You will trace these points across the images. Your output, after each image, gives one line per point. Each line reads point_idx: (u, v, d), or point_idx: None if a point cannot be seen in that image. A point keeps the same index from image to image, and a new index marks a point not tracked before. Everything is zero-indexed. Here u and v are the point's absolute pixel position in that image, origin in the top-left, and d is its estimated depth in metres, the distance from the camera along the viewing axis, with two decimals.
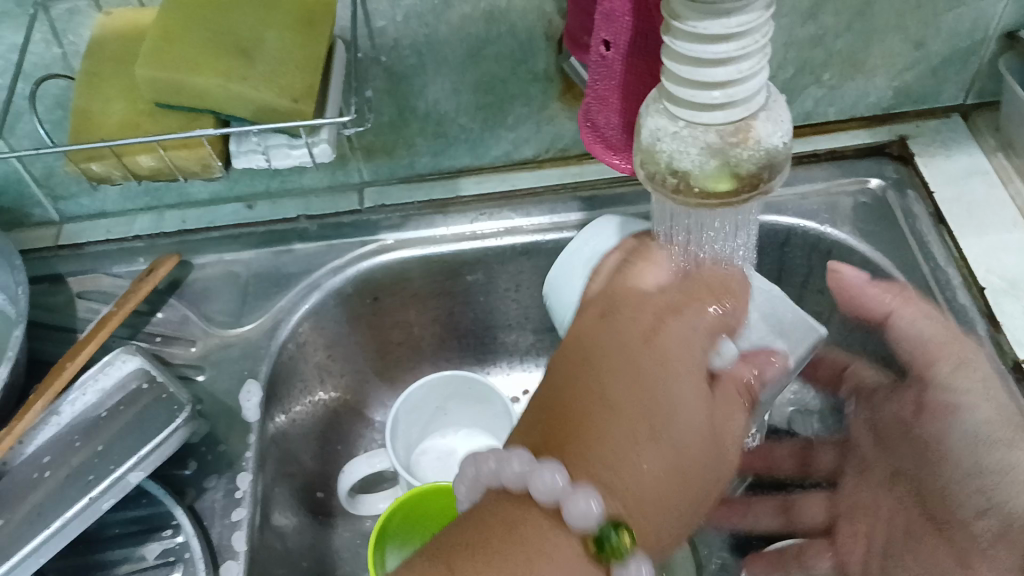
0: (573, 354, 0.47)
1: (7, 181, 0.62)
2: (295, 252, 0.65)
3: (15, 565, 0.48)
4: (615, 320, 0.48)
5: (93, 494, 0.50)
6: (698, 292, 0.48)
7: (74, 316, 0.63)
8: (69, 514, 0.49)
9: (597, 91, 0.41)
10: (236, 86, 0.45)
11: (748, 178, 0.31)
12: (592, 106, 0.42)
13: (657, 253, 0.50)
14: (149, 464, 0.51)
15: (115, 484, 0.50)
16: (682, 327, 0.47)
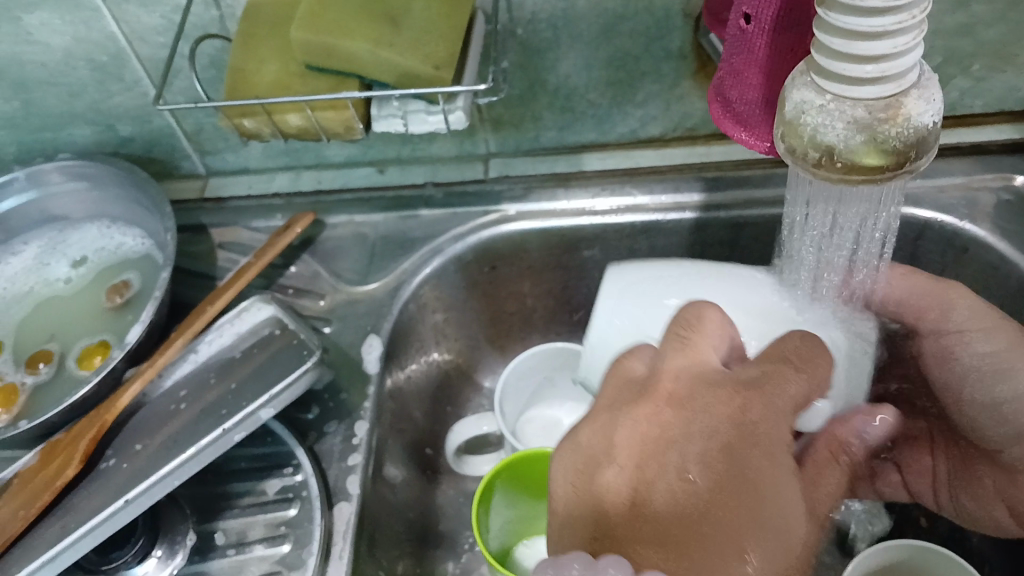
0: (657, 390, 0.42)
1: (162, 134, 0.67)
2: (420, 217, 0.67)
3: (149, 485, 0.49)
4: (687, 401, 0.42)
5: (226, 425, 0.51)
6: (779, 357, 0.44)
7: (215, 265, 0.67)
8: (202, 442, 0.50)
9: (732, 65, 0.41)
10: (383, 52, 0.47)
11: (894, 158, 0.30)
12: (728, 79, 0.41)
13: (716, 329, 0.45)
14: (279, 402, 0.52)
15: (247, 419, 0.51)
16: (776, 401, 0.42)
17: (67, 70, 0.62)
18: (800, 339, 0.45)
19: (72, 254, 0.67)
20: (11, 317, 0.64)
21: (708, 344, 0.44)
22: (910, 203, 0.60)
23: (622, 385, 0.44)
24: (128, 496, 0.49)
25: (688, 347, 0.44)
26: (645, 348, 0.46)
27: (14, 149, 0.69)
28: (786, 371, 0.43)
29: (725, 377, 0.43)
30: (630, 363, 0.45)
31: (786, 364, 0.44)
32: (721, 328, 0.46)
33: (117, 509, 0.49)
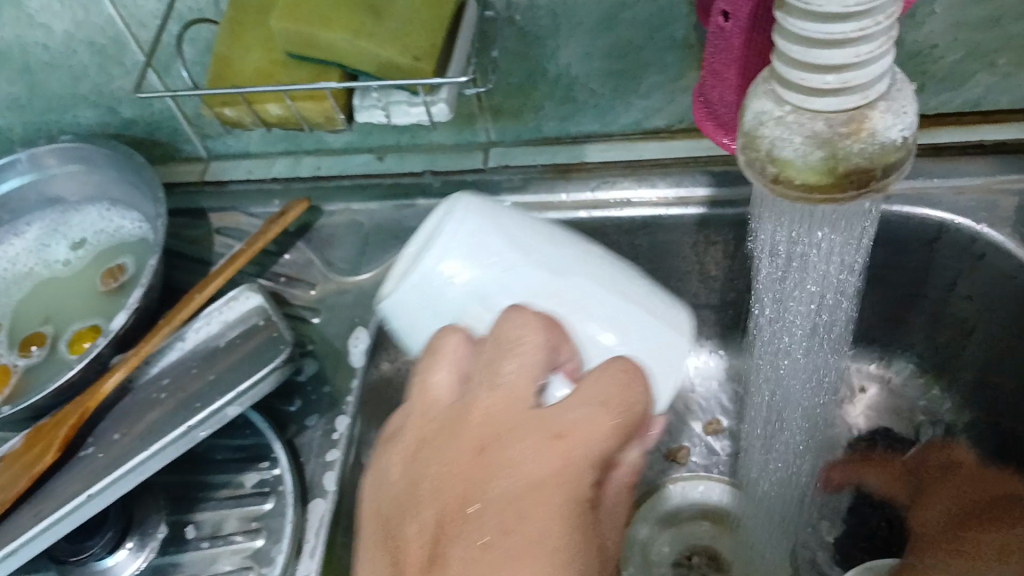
0: (466, 434, 0.41)
1: (162, 117, 0.67)
2: (417, 207, 0.66)
3: (112, 482, 0.50)
4: (497, 451, 0.41)
5: (190, 423, 0.52)
6: (594, 393, 0.41)
7: (211, 250, 0.67)
8: (166, 440, 0.51)
9: (711, 66, 0.39)
10: (363, 42, 0.46)
11: (856, 175, 0.28)
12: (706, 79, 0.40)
13: (533, 355, 0.41)
14: (246, 400, 0.53)
15: (213, 416, 0.52)
16: (581, 447, 0.41)
17: (68, 54, 0.61)
18: (621, 367, 0.41)
19: (73, 236, 0.68)
20: (11, 298, 0.66)
21: (519, 372, 0.41)
22: (926, 204, 0.57)
23: (436, 414, 0.44)
24: (91, 491, 0.49)
25: (499, 383, 0.42)
26: (459, 363, 0.44)
27: (20, 129, 0.69)
28: (601, 414, 0.41)
29: (538, 418, 0.41)
30: (440, 386, 0.44)
31: (600, 403, 0.41)
32: (542, 349, 0.41)
33: (79, 505, 0.49)
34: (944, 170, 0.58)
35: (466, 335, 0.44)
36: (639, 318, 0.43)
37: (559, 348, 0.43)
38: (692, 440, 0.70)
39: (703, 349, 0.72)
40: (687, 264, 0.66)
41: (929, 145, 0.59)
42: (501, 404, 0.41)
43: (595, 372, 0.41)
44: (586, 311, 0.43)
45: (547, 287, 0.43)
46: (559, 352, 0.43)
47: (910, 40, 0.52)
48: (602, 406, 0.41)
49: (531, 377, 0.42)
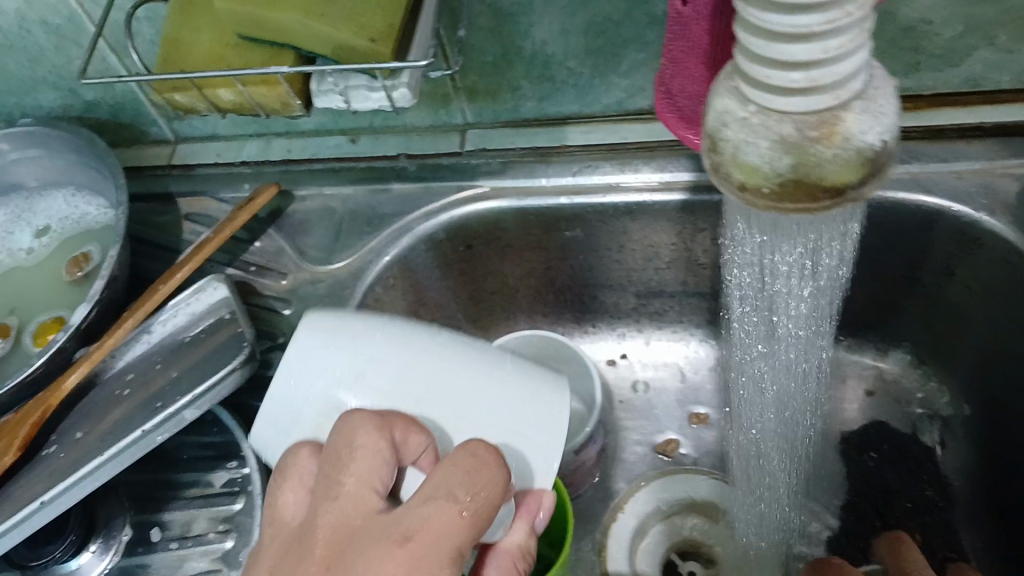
0: (307, 551, 0.33)
1: (125, 99, 0.64)
2: (391, 192, 0.63)
3: (66, 488, 0.48)
4: (338, 567, 0.31)
5: (146, 427, 0.49)
6: (445, 482, 0.33)
7: (180, 237, 0.64)
8: (121, 445, 0.48)
9: (672, 53, 0.37)
10: (313, 23, 0.43)
11: (829, 184, 0.25)
12: (667, 72, 0.37)
13: (369, 455, 0.34)
14: (204, 402, 0.50)
15: (169, 419, 0.50)
16: (437, 547, 0.31)
17: (22, 34, 0.58)
18: (478, 449, 0.34)
19: (37, 223, 0.65)
20: None
21: (360, 471, 0.34)
22: (922, 190, 0.54)
23: (283, 539, 0.35)
24: (43, 499, 0.47)
25: (334, 494, 0.34)
26: (306, 478, 0.36)
27: None
28: (452, 507, 0.32)
29: (381, 521, 0.32)
30: (288, 508, 0.36)
31: (450, 493, 0.32)
32: (385, 448, 0.34)
33: (32, 512, 0.47)
34: (940, 155, 0.55)
35: (316, 447, 0.37)
36: (502, 397, 0.39)
37: (400, 443, 0.35)
38: (679, 433, 0.67)
39: (691, 337, 0.70)
40: (671, 257, 0.63)
41: (925, 126, 0.56)
42: (345, 511, 0.33)
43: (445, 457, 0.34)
44: (446, 399, 0.39)
45: (398, 381, 0.39)
46: (402, 449, 0.36)
47: (903, 16, 0.49)
48: (447, 497, 0.32)
49: (367, 482, 0.34)
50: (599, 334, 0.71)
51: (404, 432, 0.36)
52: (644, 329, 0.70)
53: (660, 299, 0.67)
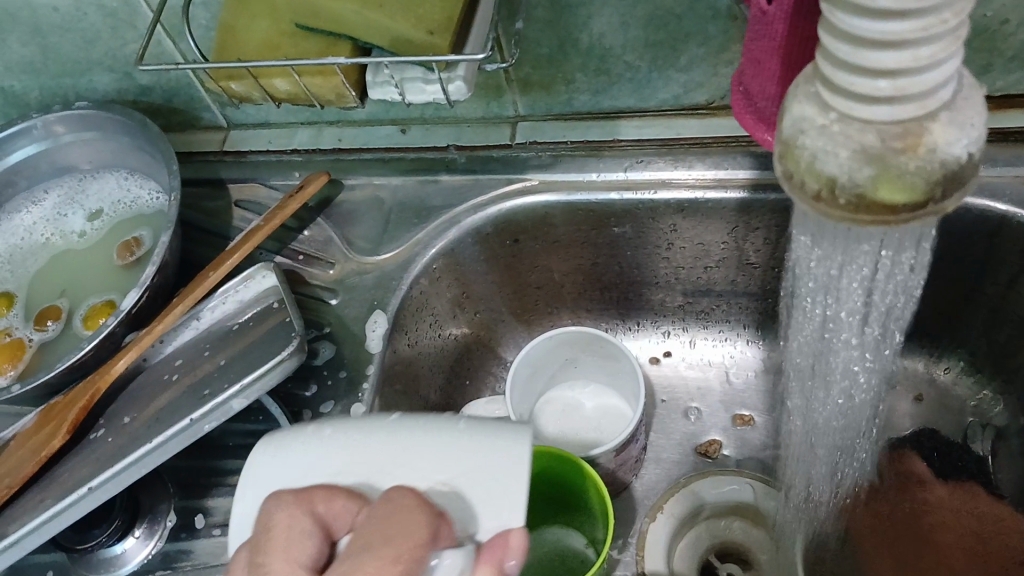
0: None
1: (179, 84, 0.64)
2: (441, 183, 0.63)
3: (114, 474, 0.48)
4: None
5: (194, 416, 0.49)
6: (369, 539, 0.32)
7: (230, 224, 0.65)
8: (169, 432, 0.49)
9: (752, 53, 0.35)
10: (372, 14, 0.43)
11: (911, 196, 0.24)
12: (749, 69, 0.36)
13: (292, 530, 0.33)
14: (251, 393, 0.50)
15: (215, 409, 0.49)
16: None
17: (80, 16, 0.59)
18: (398, 501, 0.34)
19: (89, 206, 0.66)
20: (29, 269, 0.65)
21: (286, 544, 0.33)
22: (988, 195, 0.53)
23: None
24: (92, 483, 0.48)
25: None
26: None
27: (38, 92, 0.68)
28: (374, 561, 0.30)
29: None
30: None
31: (371, 547, 0.31)
32: (309, 524, 0.34)
33: (80, 496, 0.48)
34: (1008, 159, 0.53)
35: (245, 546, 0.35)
36: (455, 461, 0.38)
37: (327, 515, 0.35)
38: (723, 436, 0.66)
39: (738, 338, 0.69)
40: (722, 256, 0.62)
41: (994, 129, 0.54)
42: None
43: (366, 517, 0.33)
44: (402, 467, 0.38)
45: (345, 464, 0.39)
46: (331, 519, 0.34)
47: (978, 14, 0.47)
48: (367, 551, 0.31)
49: (293, 557, 0.33)
50: (645, 331, 0.71)
51: (326, 502, 0.35)
52: (690, 329, 0.69)
53: (708, 298, 0.66)
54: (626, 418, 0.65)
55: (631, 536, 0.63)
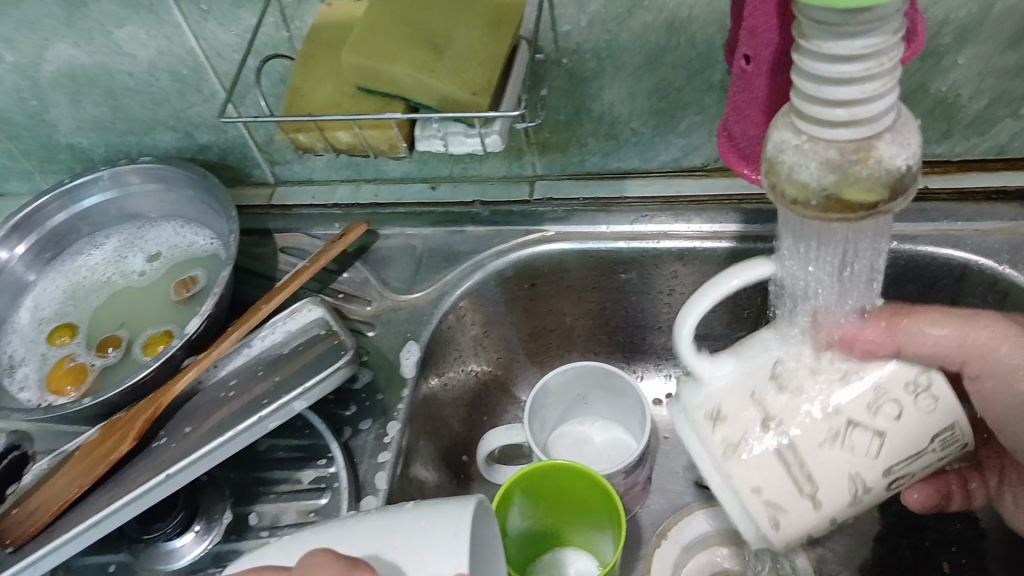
0: None
1: (236, 143, 0.72)
2: (467, 233, 0.71)
3: (192, 462, 0.54)
4: None
5: (262, 413, 0.56)
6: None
7: (277, 267, 0.72)
8: (241, 427, 0.55)
9: (736, 103, 0.43)
10: (425, 77, 0.51)
11: (866, 198, 0.32)
12: (732, 116, 0.44)
13: None
14: (311, 396, 0.56)
15: (280, 409, 0.56)
16: None
17: (152, 81, 0.67)
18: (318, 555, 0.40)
19: (147, 249, 0.73)
20: (89, 303, 0.71)
21: None
22: (952, 245, 0.60)
23: None
24: (169, 471, 0.54)
25: None
26: None
27: (103, 148, 0.76)
28: None
29: None
30: None
31: None
32: None
33: (159, 482, 0.54)
34: (968, 214, 0.61)
35: None
36: (397, 535, 0.44)
37: None
38: None
39: None
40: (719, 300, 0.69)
41: (954, 189, 0.62)
42: None
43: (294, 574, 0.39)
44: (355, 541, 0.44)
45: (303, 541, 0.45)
46: None
47: (934, 88, 0.56)
48: None
49: None
50: (649, 376, 0.77)
51: None
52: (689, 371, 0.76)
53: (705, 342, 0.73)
54: (630, 449, 0.71)
55: (639, 560, 0.68)
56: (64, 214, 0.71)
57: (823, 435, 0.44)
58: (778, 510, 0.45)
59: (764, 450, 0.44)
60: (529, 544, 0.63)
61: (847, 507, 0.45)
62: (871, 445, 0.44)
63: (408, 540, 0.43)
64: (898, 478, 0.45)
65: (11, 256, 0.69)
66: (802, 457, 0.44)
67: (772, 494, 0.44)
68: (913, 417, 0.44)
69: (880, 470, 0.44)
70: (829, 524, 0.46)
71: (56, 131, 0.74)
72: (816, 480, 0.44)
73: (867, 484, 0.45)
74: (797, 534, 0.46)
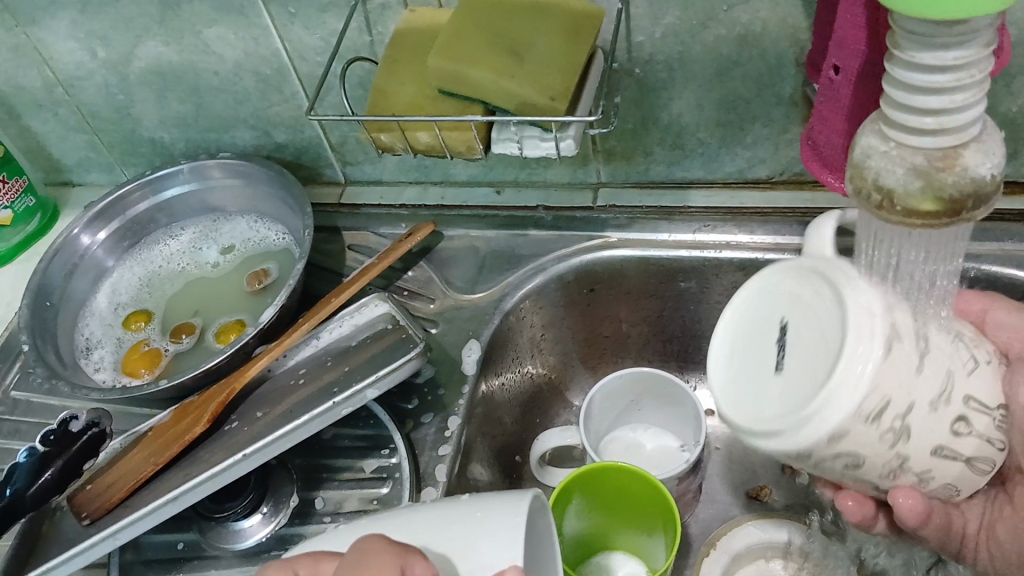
0: None
1: (311, 143, 0.75)
2: (529, 236, 0.72)
3: (266, 444, 0.56)
4: None
5: (336, 399, 0.58)
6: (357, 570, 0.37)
7: (344, 263, 0.74)
8: (314, 412, 0.57)
9: (821, 113, 0.45)
10: (506, 82, 0.53)
11: (950, 205, 0.34)
12: (816, 126, 0.46)
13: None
14: (383, 385, 0.58)
15: (353, 396, 0.58)
16: None
17: (236, 80, 0.70)
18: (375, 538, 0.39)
19: (222, 242, 0.76)
20: (165, 292, 0.74)
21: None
22: (1017, 265, 0.60)
23: None
24: (246, 451, 0.56)
25: None
26: None
27: (183, 144, 0.79)
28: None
29: None
30: None
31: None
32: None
33: (236, 462, 0.56)
34: None
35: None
36: (450, 522, 0.43)
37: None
38: (773, 480, 0.72)
39: None
40: None
41: (1020, 210, 0.62)
42: None
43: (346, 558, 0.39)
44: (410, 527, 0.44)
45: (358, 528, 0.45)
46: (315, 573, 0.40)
47: (1005, 109, 0.56)
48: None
49: None
50: (701, 385, 0.78)
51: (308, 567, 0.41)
52: None
53: None
54: (682, 456, 0.72)
55: (687, 567, 0.69)
56: (146, 204, 0.74)
57: (940, 324, 0.40)
58: (899, 334, 0.37)
59: (895, 293, 0.40)
60: (582, 544, 0.64)
61: (923, 406, 0.38)
62: (968, 361, 0.40)
63: (465, 535, 0.42)
64: (963, 422, 0.39)
65: (93, 242, 0.73)
66: (923, 321, 0.39)
67: (899, 317, 0.38)
68: (997, 371, 0.41)
69: (965, 394, 0.39)
70: (903, 411, 0.37)
71: (139, 125, 0.77)
72: (930, 343, 0.38)
73: (953, 394, 0.38)
74: (888, 389, 0.37)
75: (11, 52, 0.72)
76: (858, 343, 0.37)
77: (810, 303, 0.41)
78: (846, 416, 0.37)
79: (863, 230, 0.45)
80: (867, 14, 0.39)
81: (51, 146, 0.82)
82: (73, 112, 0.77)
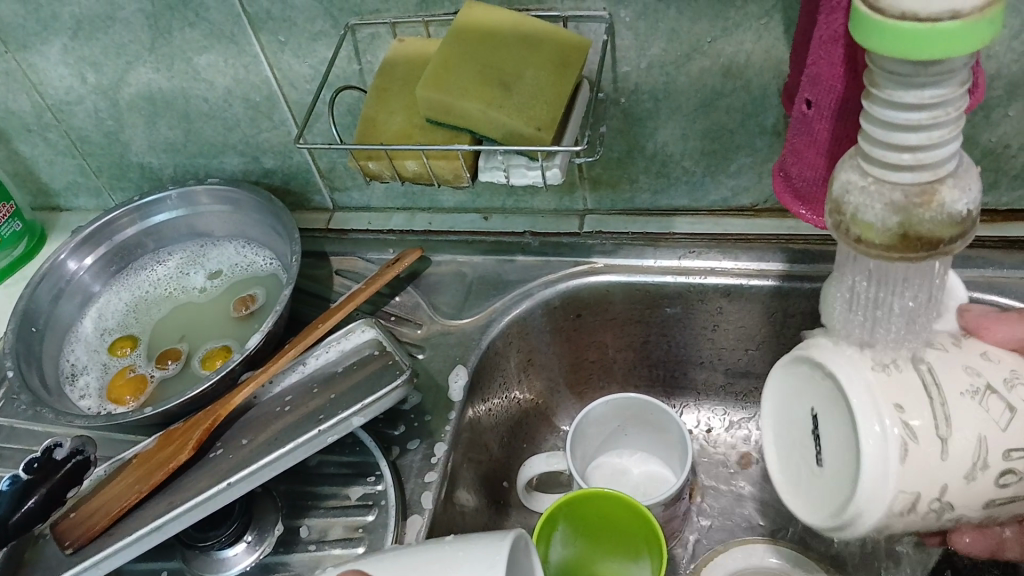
0: None
1: (299, 169, 0.75)
2: (516, 262, 0.73)
3: (251, 472, 0.56)
4: None
5: (322, 427, 0.57)
6: None
7: (331, 289, 0.74)
8: (300, 440, 0.57)
9: (794, 146, 0.46)
10: (494, 112, 0.53)
11: (926, 238, 0.35)
12: (789, 158, 0.47)
13: None
14: (370, 412, 0.58)
15: (339, 424, 0.58)
16: None
17: (226, 107, 0.71)
18: None
19: (210, 267, 0.76)
20: (152, 316, 0.74)
21: None
22: (996, 291, 0.61)
23: None
24: (230, 479, 0.56)
25: None
26: None
27: (171, 169, 0.79)
28: None
29: None
30: None
31: None
32: None
33: (221, 490, 0.55)
34: (1013, 262, 0.62)
35: None
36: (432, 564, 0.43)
37: None
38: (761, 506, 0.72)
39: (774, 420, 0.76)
40: (758, 339, 0.70)
41: (999, 237, 0.63)
42: None
43: None
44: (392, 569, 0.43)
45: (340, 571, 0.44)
46: None
47: (983, 139, 0.58)
48: None
49: None
50: (687, 410, 0.78)
51: None
52: (729, 410, 0.77)
53: (747, 380, 0.74)
54: (669, 481, 0.72)
55: None
56: (134, 229, 0.74)
57: (964, 383, 0.41)
58: (913, 434, 0.40)
59: (909, 377, 0.41)
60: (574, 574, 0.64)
61: (957, 481, 0.40)
62: (1005, 415, 0.40)
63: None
64: (1011, 473, 0.40)
65: (80, 267, 0.73)
66: (941, 389, 0.41)
67: (912, 417, 0.40)
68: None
69: (1004, 448, 0.40)
70: (937, 490, 0.40)
71: (128, 150, 0.77)
72: (952, 424, 0.40)
73: (990, 458, 0.40)
74: (914, 486, 0.40)
75: (3, 77, 0.72)
76: (874, 452, 0.40)
77: (836, 409, 0.44)
78: (883, 517, 0.41)
79: (844, 259, 0.46)
80: (842, 51, 0.40)
81: (39, 170, 0.82)
82: (62, 137, 0.78)
